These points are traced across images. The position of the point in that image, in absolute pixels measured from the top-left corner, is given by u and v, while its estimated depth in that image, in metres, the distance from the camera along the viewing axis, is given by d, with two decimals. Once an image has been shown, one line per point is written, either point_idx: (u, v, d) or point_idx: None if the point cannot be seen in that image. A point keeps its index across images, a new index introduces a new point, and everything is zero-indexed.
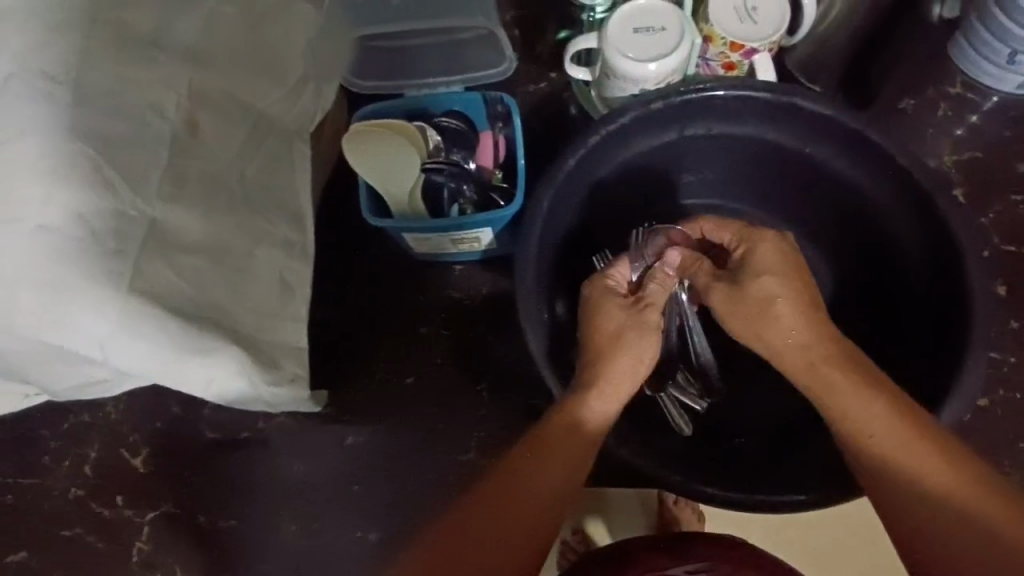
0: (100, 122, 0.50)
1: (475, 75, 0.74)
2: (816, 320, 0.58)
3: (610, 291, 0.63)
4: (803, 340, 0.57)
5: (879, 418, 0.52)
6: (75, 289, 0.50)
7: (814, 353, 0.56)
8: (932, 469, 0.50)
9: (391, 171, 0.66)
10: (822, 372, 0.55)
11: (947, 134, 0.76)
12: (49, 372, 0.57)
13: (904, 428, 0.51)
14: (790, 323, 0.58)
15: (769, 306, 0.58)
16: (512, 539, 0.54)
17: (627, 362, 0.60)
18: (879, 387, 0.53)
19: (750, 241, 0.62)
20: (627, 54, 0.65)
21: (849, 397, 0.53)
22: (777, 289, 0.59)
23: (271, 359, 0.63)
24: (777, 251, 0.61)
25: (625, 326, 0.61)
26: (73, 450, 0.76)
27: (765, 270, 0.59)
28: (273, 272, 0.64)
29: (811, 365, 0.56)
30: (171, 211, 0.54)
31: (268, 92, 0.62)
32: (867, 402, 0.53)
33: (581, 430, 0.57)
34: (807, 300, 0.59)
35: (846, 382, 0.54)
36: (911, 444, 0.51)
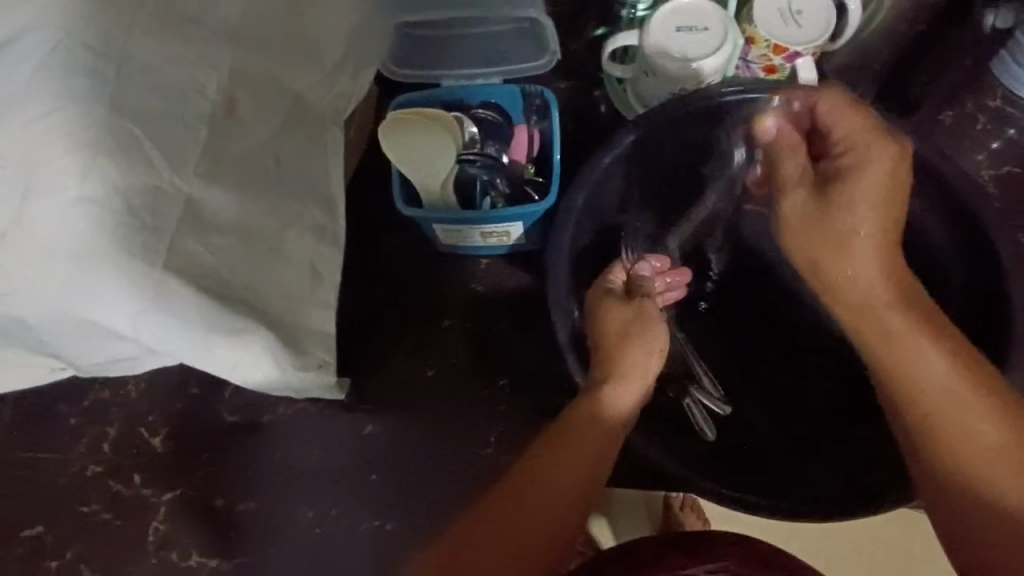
0: (142, 98, 0.50)
1: (515, 68, 0.73)
2: (893, 256, 0.53)
3: (611, 293, 0.63)
4: (870, 282, 0.53)
5: (937, 380, 0.50)
6: (108, 265, 0.50)
7: (876, 294, 0.52)
8: (969, 433, 0.49)
9: (424, 161, 0.66)
10: (881, 314, 0.52)
11: (985, 147, 0.75)
12: (80, 347, 0.57)
13: (954, 385, 0.50)
14: (867, 262, 0.53)
15: (846, 237, 0.53)
16: (529, 538, 0.53)
17: (634, 358, 0.58)
18: (940, 338, 0.51)
19: (861, 152, 0.53)
20: (672, 53, 0.65)
21: (904, 346, 0.51)
22: (863, 223, 0.52)
23: (299, 343, 0.63)
24: (887, 173, 0.52)
25: (632, 321, 0.60)
26: (93, 427, 0.76)
27: (857, 195, 0.52)
28: (304, 255, 0.64)
29: (870, 309, 0.53)
30: (208, 190, 0.54)
31: (307, 74, 0.62)
32: (922, 354, 0.51)
33: (596, 428, 0.56)
34: (892, 236, 0.53)
35: (905, 329, 0.51)
36: (957, 404, 0.49)
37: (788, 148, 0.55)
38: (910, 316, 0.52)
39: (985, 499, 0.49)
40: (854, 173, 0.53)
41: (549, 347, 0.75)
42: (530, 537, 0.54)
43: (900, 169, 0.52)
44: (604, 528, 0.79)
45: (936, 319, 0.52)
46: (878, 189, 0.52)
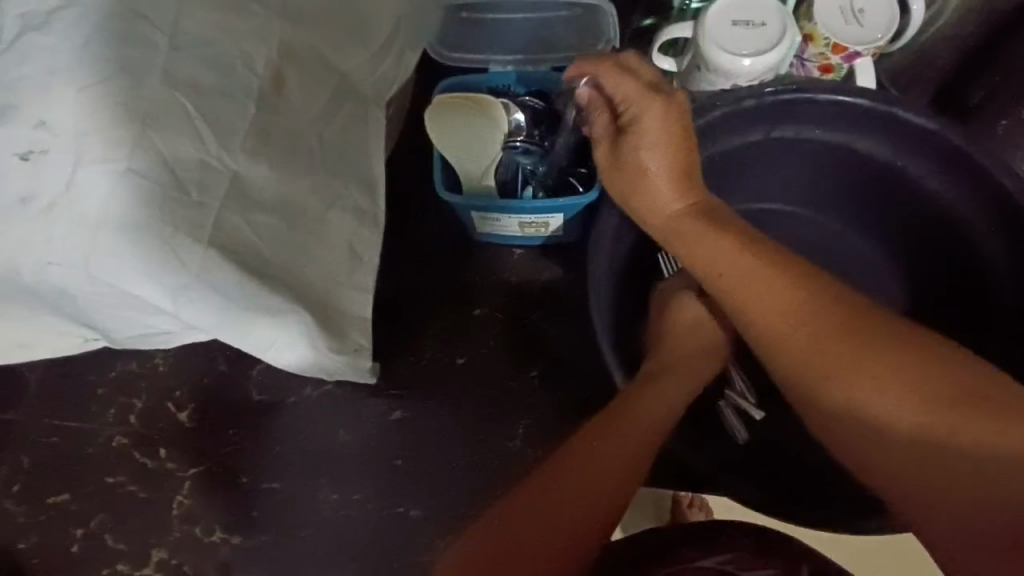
0: (194, 70, 0.49)
1: (564, 55, 0.72)
2: (683, 180, 0.56)
3: (684, 286, 0.64)
4: (664, 206, 0.56)
5: (765, 303, 0.50)
6: (152, 237, 0.49)
7: (680, 219, 0.55)
8: (795, 326, 0.49)
9: (467, 147, 0.65)
10: (685, 229, 0.55)
11: None
12: (118, 318, 0.56)
13: (758, 278, 0.51)
14: (663, 186, 0.56)
15: (642, 174, 0.56)
16: (565, 526, 0.52)
17: (694, 358, 0.61)
18: (742, 239, 0.53)
19: (638, 102, 0.56)
20: (726, 48, 0.63)
21: (708, 254, 0.53)
22: (652, 156, 0.56)
23: (335, 325, 0.62)
24: (661, 114, 0.55)
25: (698, 322, 0.62)
26: (120, 399, 0.76)
27: (646, 135, 0.56)
28: (345, 238, 0.63)
29: (676, 228, 0.55)
30: (253, 166, 0.53)
31: (354, 53, 0.61)
32: (727, 256, 0.52)
33: (643, 418, 0.56)
34: (681, 163, 0.56)
35: (706, 238, 0.54)
36: (765, 296, 0.50)
37: (597, 108, 0.59)
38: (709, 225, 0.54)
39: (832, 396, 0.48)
40: (636, 125, 0.56)
41: (582, 340, 0.74)
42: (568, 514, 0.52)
43: (669, 116, 0.55)
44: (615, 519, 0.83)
45: (735, 224, 0.54)
46: (655, 130, 0.55)
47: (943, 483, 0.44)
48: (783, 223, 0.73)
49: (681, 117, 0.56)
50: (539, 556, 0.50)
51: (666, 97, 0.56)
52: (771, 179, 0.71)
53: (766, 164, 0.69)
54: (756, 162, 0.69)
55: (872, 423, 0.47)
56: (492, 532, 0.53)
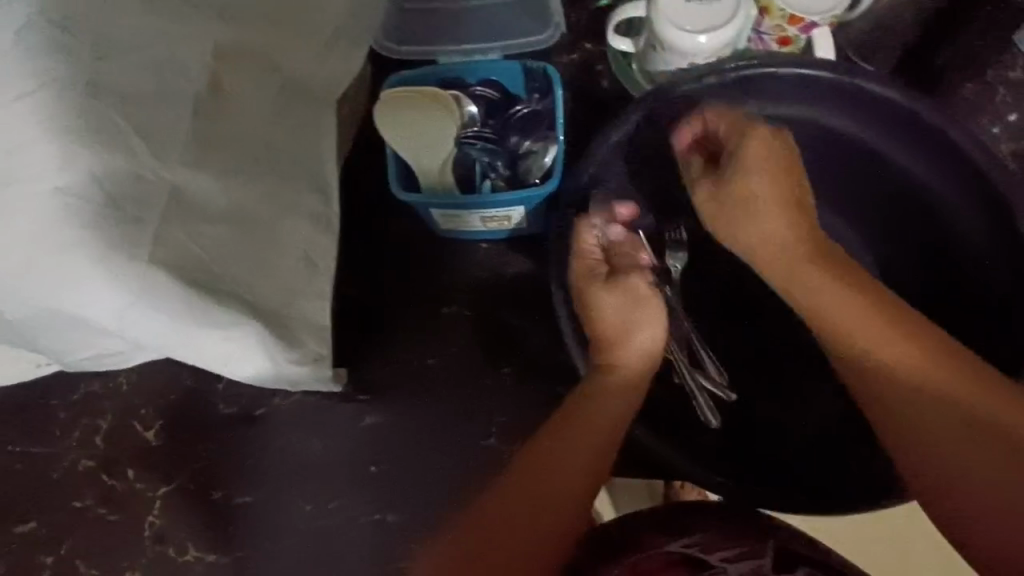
0: (121, 80, 0.47)
1: (518, 42, 0.70)
2: (799, 216, 0.58)
3: (593, 274, 0.59)
4: (776, 238, 0.58)
5: (879, 332, 0.55)
6: (89, 257, 0.47)
7: (791, 250, 0.57)
8: (903, 357, 0.55)
9: (421, 143, 0.63)
10: (797, 267, 0.57)
11: (1006, 121, 0.72)
12: (65, 341, 0.54)
13: (869, 319, 0.55)
14: (772, 219, 0.58)
15: (744, 206, 0.58)
16: (530, 538, 0.52)
17: (633, 353, 0.56)
18: (850, 280, 0.57)
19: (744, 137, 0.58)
20: (684, 27, 0.61)
21: (821, 293, 0.57)
22: (762, 189, 0.58)
23: (294, 335, 0.60)
24: (765, 149, 0.58)
25: (621, 305, 0.57)
26: (84, 421, 0.74)
27: (753, 167, 0.58)
28: (299, 245, 0.61)
29: (784, 263, 0.58)
30: (194, 177, 0.51)
31: (297, 52, 0.59)
32: (836, 291, 0.56)
33: (599, 420, 0.54)
34: (789, 193, 0.58)
35: (821, 279, 0.57)
36: (869, 331, 0.55)
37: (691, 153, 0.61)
38: (823, 264, 0.57)
39: (913, 407, 0.55)
40: (741, 158, 0.58)
41: (554, 332, 0.72)
42: (533, 528, 0.52)
43: (778, 150, 0.58)
44: (605, 499, 0.79)
45: (840, 263, 0.58)
46: (756, 161, 0.58)
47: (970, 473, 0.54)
48: None
49: (783, 145, 0.58)
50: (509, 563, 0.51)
51: (772, 129, 0.58)
52: None
53: None
54: None
55: (942, 430, 0.54)
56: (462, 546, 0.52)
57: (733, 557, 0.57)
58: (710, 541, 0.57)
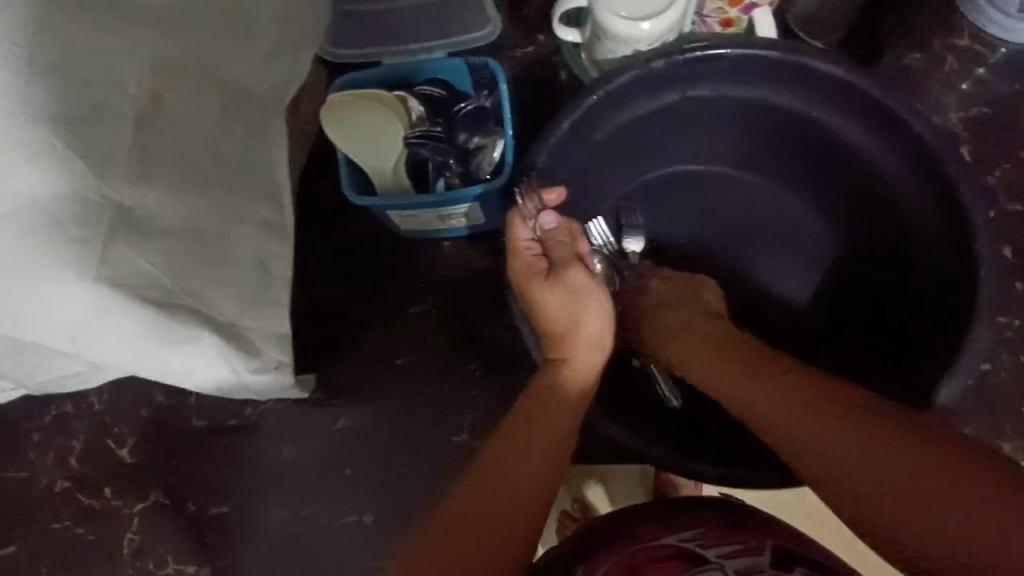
0: (54, 100, 0.46)
1: (458, 40, 0.71)
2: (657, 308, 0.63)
3: (533, 273, 0.59)
4: (653, 329, 0.62)
5: (762, 384, 0.50)
6: (37, 279, 0.47)
7: (692, 334, 0.59)
8: (773, 399, 0.49)
9: (372, 143, 0.63)
10: (674, 340, 0.59)
11: (953, 90, 0.74)
12: (21, 364, 0.54)
13: (733, 372, 0.53)
14: (645, 314, 0.63)
15: (650, 311, 0.63)
16: (506, 531, 0.48)
17: (585, 344, 0.58)
18: (715, 345, 0.56)
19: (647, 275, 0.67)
20: (619, 13, 0.61)
21: (699, 361, 0.56)
22: (634, 298, 0.65)
23: (253, 345, 0.61)
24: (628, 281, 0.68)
25: (563, 296, 0.58)
26: (57, 442, 0.74)
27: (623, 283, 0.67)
28: (252, 255, 0.62)
29: (660, 341, 0.61)
30: (142, 194, 0.51)
31: (239, 61, 0.59)
32: (709, 360, 0.56)
33: (560, 408, 0.54)
34: (655, 298, 0.64)
35: (691, 344, 0.58)
36: (738, 383, 0.52)
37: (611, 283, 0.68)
38: (684, 330, 0.59)
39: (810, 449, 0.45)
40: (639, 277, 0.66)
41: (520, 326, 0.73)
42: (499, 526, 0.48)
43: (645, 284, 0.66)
44: (599, 490, 0.77)
45: (711, 335, 0.58)
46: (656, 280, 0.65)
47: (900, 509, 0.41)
48: (708, 184, 0.73)
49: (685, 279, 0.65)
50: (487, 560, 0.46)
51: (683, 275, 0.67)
52: (691, 140, 0.70)
53: (681, 124, 0.68)
54: (673, 124, 0.67)
55: (840, 459, 0.44)
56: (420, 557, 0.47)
57: (729, 555, 0.51)
58: (707, 535, 0.54)
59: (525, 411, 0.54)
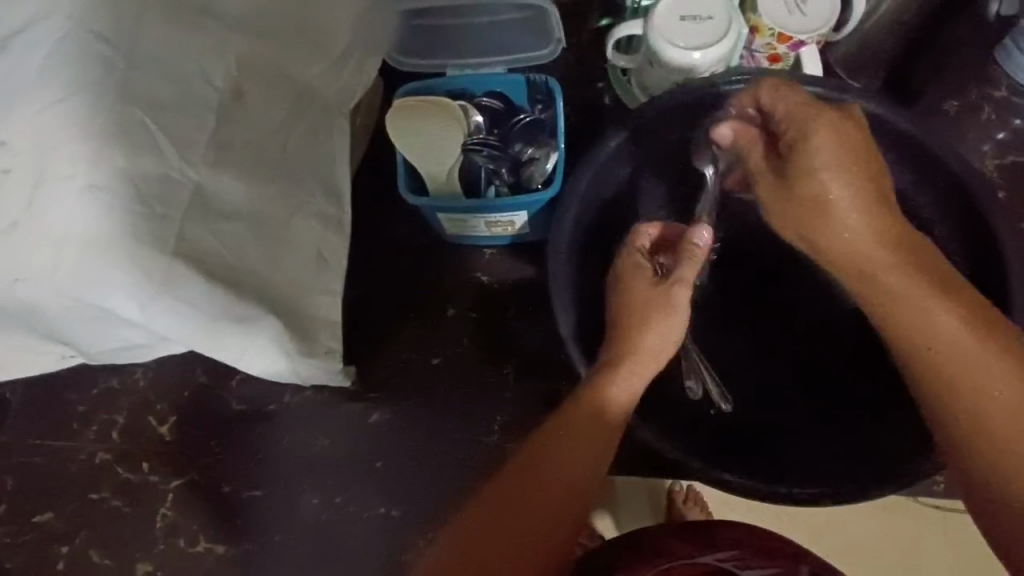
0: (152, 86, 0.50)
1: (520, 56, 0.76)
2: (891, 225, 0.52)
3: (640, 266, 0.59)
4: (869, 250, 0.53)
5: (935, 323, 0.51)
6: (116, 252, 0.51)
7: (863, 247, 0.53)
8: (937, 342, 0.51)
9: (432, 149, 0.67)
10: (881, 279, 0.53)
11: (989, 137, 0.77)
12: (91, 332, 0.58)
13: (964, 336, 0.51)
14: (867, 229, 0.52)
15: (818, 202, 0.52)
16: (533, 532, 0.54)
17: (654, 337, 0.57)
18: (953, 296, 0.51)
19: (803, 124, 0.51)
20: (676, 43, 0.65)
21: (913, 315, 0.52)
22: (844, 201, 0.51)
23: (304, 330, 0.64)
24: (835, 134, 0.51)
25: (647, 301, 0.57)
26: (100, 416, 0.77)
27: (820, 166, 0.51)
28: (311, 244, 0.65)
29: (871, 272, 0.53)
30: (216, 177, 0.55)
31: (312, 63, 0.63)
32: (932, 320, 0.51)
33: (604, 415, 0.56)
34: (884, 205, 0.52)
35: (913, 286, 0.52)
36: (919, 316, 0.51)
37: (748, 141, 0.55)
38: (905, 269, 0.52)
39: (996, 464, 0.50)
40: (803, 143, 0.51)
41: (554, 334, 0.75)
42: (518, 542, 0.53)
43: (846, 147, 0.51)
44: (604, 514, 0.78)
45: (945, 277, 0.52)
46: (824, 148, 0.50)
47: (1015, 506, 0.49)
48: None
49: (855, 127, 0.51)
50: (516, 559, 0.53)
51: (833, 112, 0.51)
52: None
53: None
54: None
55: (995, 448, 0.50)
56: (456, 559, 0.53)
57: None
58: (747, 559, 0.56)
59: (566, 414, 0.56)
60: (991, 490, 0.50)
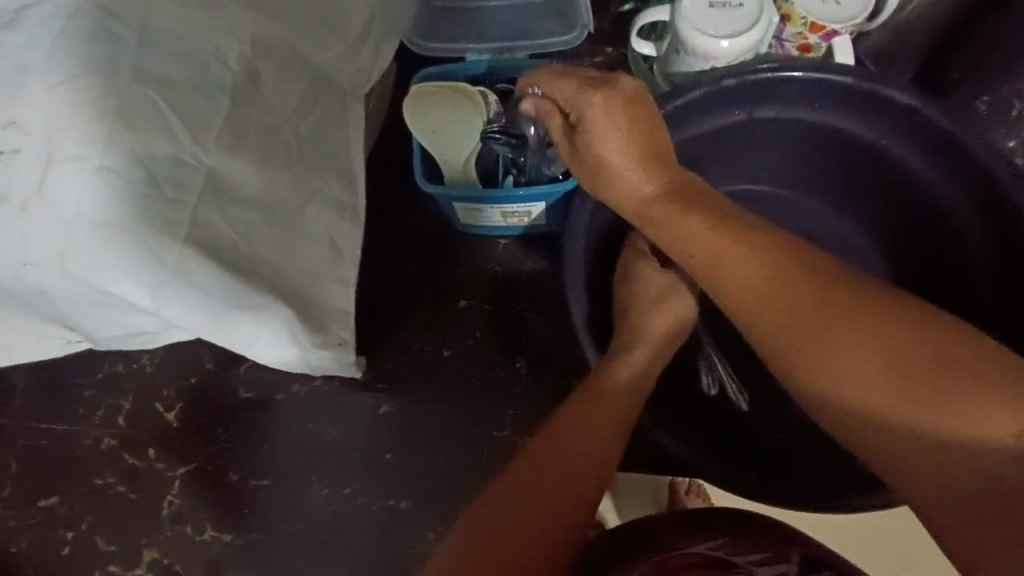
0: (165, 65, 0.49)
1: (542, 40, 0.72)
2: (653, 167, 0.55)
3: (643, 255, 0.62)
4: (642, 198, 0.55)
5: (755, 273, 0.49)
6: (128, 235, 0.49)
7: (650, 202, 0.54)
8: (762, 301, 0.48)
9: (452, 139, 0.65)
10: (675, 229, 0.52)
11: (1017, 134, 0.74)
12: (98, 318, 0.56)
13: (729, 247, 0.50)
14: (632, 175, 0.55)
15: (603, 167, 0.56)
16: (552, 512, 0.53)
17: (667, 318, 0.60)
18: (719, 221, 0.51)
19: (580, 100, 0.57)
20: (706, 32, 0.62)
21: (720, 266, 0.50)
22: (612, 155, 0.55)
23: (317, 321, 0.63)
24: (607, 103, 0.56)
25: (658, 287, 0.60)
26: (106, 401, 0.76)
27: (600, 132, 0.55)
28: (325, 233, 0.64)
29: (648, 217, 0.54)
30: (230, 162, 0.53)
31: (329, 45, 0.61)
32: (746, 268, 0.49)
33: (623, 393, 0.56)
34: (642, 146, 0.55)
35: (717, 237, 0.50)
36: (734, 269, 0.49)
37: (546, 114, 0.60)
38: (694, 216, 0.52)
39: (886, 426, 0.44)
40: (583, 118, 0.56)
41: (567, 328, 0.74)
42: (532, 527, 0.52)
43: (618, 105, 0.55)
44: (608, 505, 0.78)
45: (739, 219, 0.51)
46: (600, 117, 0.55)
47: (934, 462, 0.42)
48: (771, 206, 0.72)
49: (629, 94, 0.56)
50: (538, 544, 0.52)
51: (607, 84, 0.56)
52: (756, 155, 0.69)
53: (748, 143, 0.68)
54: (738, 143, 0.68)
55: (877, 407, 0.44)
56: (470, 541, 0.52)
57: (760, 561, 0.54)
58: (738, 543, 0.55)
59: (586, 394, 0.57)
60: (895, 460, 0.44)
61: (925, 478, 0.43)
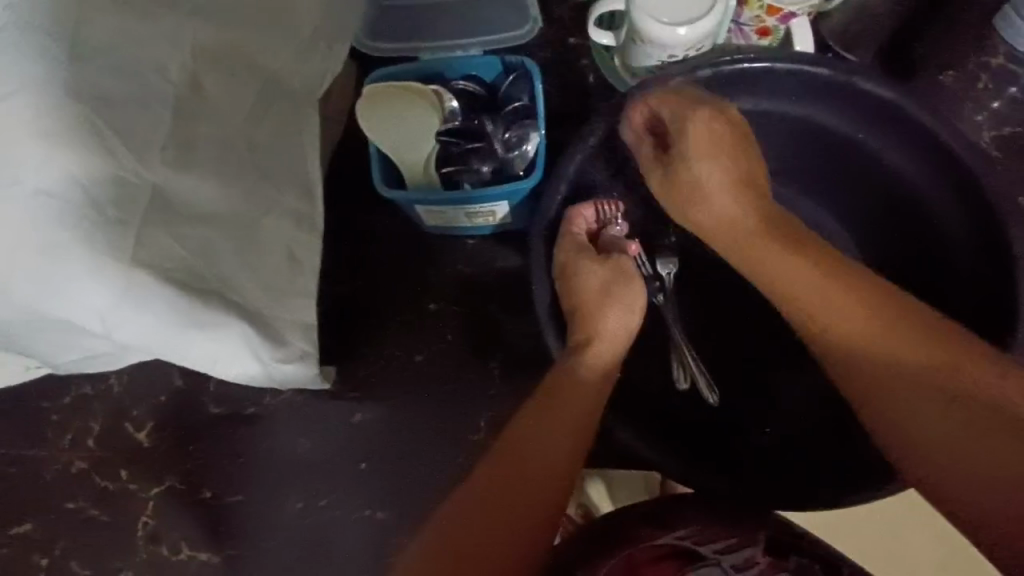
0: (100, 81, 0.47)
1: (496, 37, 0.71)
2: (742, 188, 0.59)
3: (581, 247, 0.62)
4: (733, 218, 0.59)
5: (829, 291, 0.55)
6: (72, 258, 0.48)
7: (737, 223, 0.59)
8: (839, 311, 0.55)
9: (406, 139, 0.64)
10: (761, 253, 0.58)
11: (984, 108, 0.74)
12: (52, 343, 0.55)
13: (805, 269, 0.56)
14: (722, 197, 0.59)
15: (699, 187, 0.59)
16: (519, 515, 0.53)
17: (618, 312, 0.60)
18: (804, 247, 0.57)
19: (681, 120, 0.59)
20: (660, 19, 0.61)
21: (798, 284, 0.56)
22: (707, 176, 0.59)
23: (278, 334, 0.62)
24: (705, 127, 0.58)
25: (604, 281, 0.61)
26: (74, 424, 0.74)
27: (702, 155, 0.59)
28: (283, 243, 0.62)
29: (736, 235, 0.59)
30: (177, 178, 0.51)
31: (279, 51, 0.59)
32: (820, 285, 0.55)
33: (584, 387, 0.56)
34: (739, 173, 0.60)
35: (795, 261, 0.56)
36: (815, 287, 0.55)
37: (636, 137, 0.61)
38: (780, 240, 0.57)
39: (925, 427, 0.51)
40: (678, 139, 0.59)
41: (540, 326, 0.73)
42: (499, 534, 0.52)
43: (722, 128, 0.59)
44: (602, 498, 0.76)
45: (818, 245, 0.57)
46: (700, 137, 0.59)
47: (957, 462, 0.50)
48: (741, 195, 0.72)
49: (731, 122, 0.59)
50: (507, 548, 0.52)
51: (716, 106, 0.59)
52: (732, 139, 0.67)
53: None
54: None
55: (916, 409, 0.52)
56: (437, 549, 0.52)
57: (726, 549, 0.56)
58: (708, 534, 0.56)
59: (548, 392, 0.57)
60: (923, 458, 0.52)
61: (958, 476, 0.50)
